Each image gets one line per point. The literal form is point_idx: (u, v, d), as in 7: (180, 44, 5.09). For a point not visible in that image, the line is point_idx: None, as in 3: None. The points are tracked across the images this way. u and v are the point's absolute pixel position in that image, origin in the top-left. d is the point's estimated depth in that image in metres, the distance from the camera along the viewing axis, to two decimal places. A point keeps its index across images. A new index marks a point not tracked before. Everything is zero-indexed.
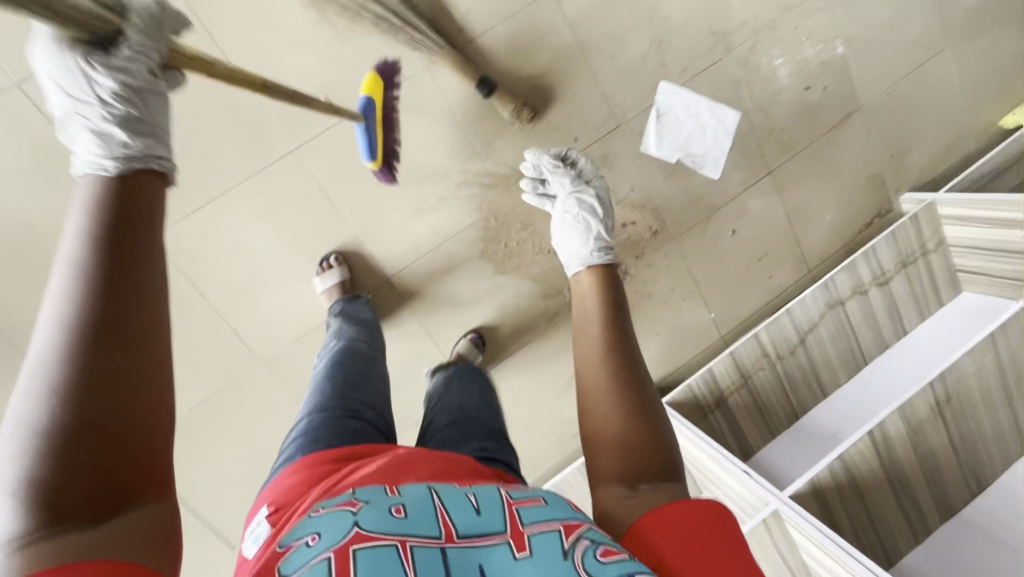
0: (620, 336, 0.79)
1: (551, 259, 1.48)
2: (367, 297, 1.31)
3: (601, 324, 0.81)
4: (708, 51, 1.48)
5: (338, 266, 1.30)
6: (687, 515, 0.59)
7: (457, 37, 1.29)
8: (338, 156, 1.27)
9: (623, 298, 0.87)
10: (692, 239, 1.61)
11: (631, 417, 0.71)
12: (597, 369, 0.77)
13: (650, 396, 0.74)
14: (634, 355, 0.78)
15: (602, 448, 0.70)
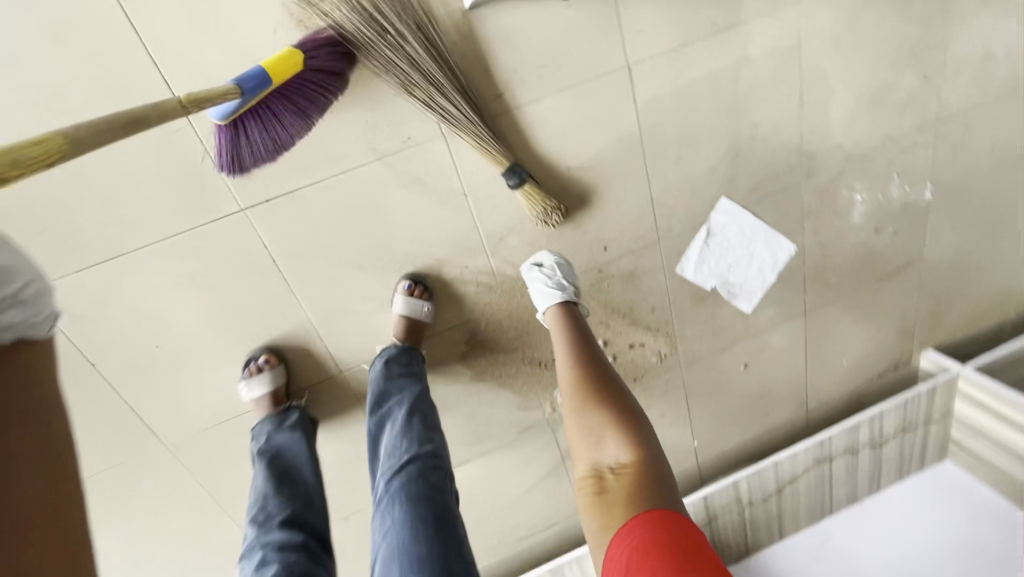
0: (591, 363, 0.97)
1: (539, 372, 1.25)
2: (298, 410, 1.06)
3: (570, 354, 1.00)
4: (787, 173, 1.21)
5: (268, 371, 1.03)
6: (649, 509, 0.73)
7: (491, 105, 0.97)
8: (301, 226, 0.96)
9: (593, 343, 1.03)
10: (700, 368, 1.40)
11: (601, 422, 0.88)
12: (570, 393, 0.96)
13: (623, 410, 0.89)
14: (605, 372, 0.96)
15: (580, 442, 0.89)
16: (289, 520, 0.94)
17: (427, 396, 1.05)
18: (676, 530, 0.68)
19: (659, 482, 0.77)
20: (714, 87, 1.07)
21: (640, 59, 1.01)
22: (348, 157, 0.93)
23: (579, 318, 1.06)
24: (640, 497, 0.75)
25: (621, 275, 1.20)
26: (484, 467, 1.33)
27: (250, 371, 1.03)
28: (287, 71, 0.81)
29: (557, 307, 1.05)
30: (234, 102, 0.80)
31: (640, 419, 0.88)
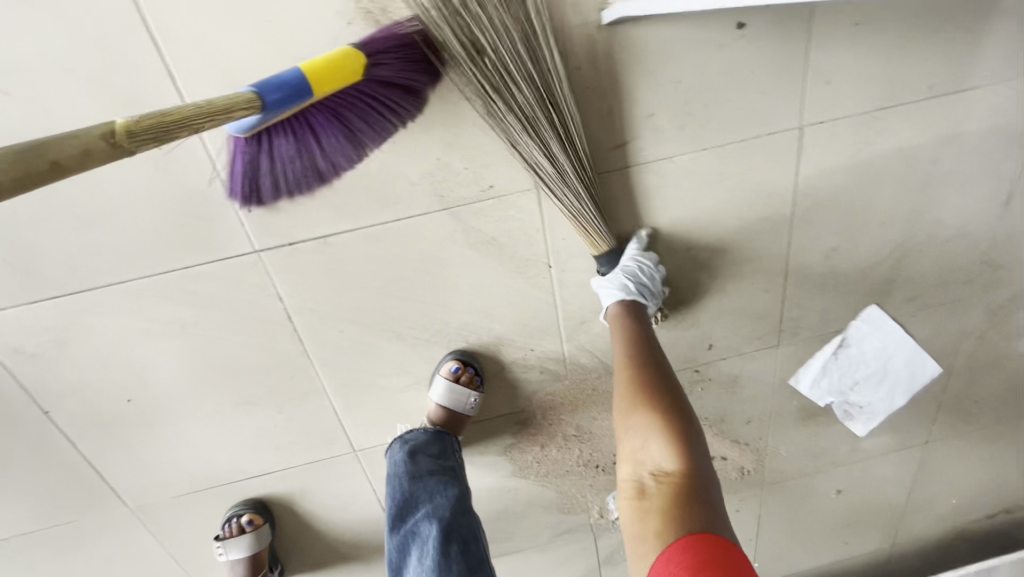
0: (643, 347, 0.68)
1: (593, 475, 1.01)
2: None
3: (621, 339, 0.70)
4: (960, 283, 0.92)
5: (248, 534, 0.87)
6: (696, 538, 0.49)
7: (608, 158, 0.70)
8: (330, 279, 0.72)
9: (650, 333, 0.71)
10: (786, 487, 1.14)
11: (649, 426, 0.60)
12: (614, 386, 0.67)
13: (674, 407, 0.61)
14: (660, 358, 0.67)
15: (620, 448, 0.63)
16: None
17: (465, 506, 0.86)
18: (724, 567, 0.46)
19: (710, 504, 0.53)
20: (904, 168, 0.79)
21: (820, 120, 0.73)
22: (405, 201, 0.68)
23: (644, 318, 0.72)
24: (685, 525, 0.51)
25: (720, 379, 0.94)
26: (505, 564, 1.11)
27: (228, 529, 0.88)
28: (339, 83, 0.54)
29: (618, 306, 0.72)
30: (253, 117, 0.52)
31: (695, 424, 0.61)
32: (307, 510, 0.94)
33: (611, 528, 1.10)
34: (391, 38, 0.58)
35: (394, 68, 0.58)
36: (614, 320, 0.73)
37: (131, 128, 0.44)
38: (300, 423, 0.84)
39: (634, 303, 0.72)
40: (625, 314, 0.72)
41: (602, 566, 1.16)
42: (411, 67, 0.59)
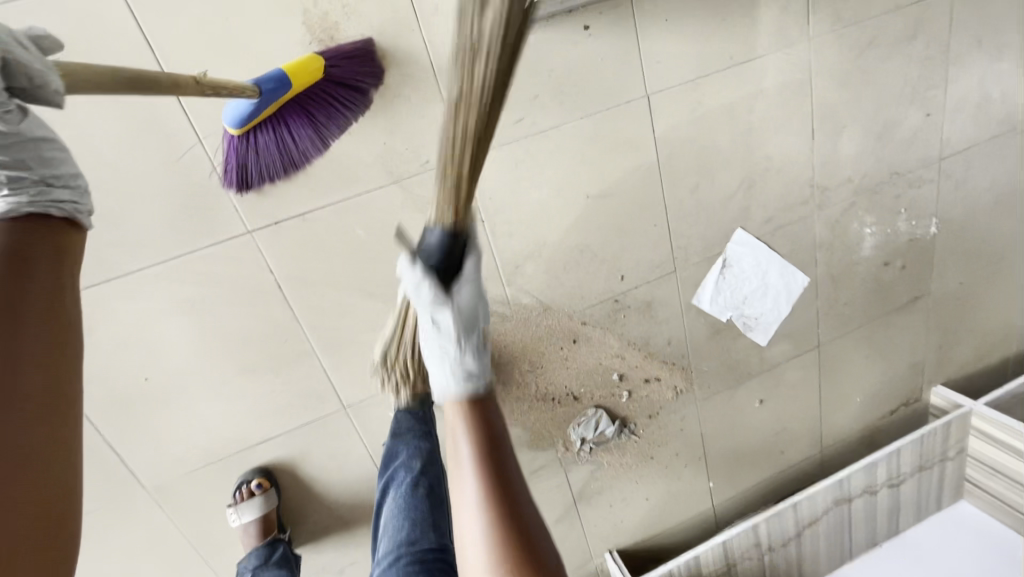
0: (501, 475, 0.60)
1: (551, 409, 1.19)
2: (284, 544, 1.05)
3: (475, 463, 0.60)
4: (800, 204, 1.21)
5: (258, 497, 0.99)
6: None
7: (511, 131, 0.95)
8: (311, 249, 0.91)
9: (498, 429, 0.64)
10: (717, 403, 1.35)
11: (503, 567, 0.56)
12: (478, 538, 0.58)
13: (553, 562, 0.58)
14: (513, 468, 0.61)
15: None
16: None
17: (435, 459, 1.00)
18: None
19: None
20: (730, 119, 1.08)
21: (660, 88, 1.00)
22: (364, 179, 0.90)
23: (488, 402, 0.66)
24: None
25: (637, 306, 1.16)
26: None
27: (240, 495, 1.00)
28: (309, 79, 0.78)
29: (462, 404, 0.65)
30: (250, 104, 0.76)
31: (552, 560, 0.58)
32: (308, 474, 1.07)
33: (577, 460, 1.27)
34: (346, 50, 0.80)
35: (347, 70, 0.81)
36: (454, 406, 0.65)
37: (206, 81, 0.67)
38: (297, 385, 0.99)
39: (474, 393, 0.66)
40: (470, 407, 0.65)
41: (577, 501, 1.32)
42: (359, 70, 0.82)
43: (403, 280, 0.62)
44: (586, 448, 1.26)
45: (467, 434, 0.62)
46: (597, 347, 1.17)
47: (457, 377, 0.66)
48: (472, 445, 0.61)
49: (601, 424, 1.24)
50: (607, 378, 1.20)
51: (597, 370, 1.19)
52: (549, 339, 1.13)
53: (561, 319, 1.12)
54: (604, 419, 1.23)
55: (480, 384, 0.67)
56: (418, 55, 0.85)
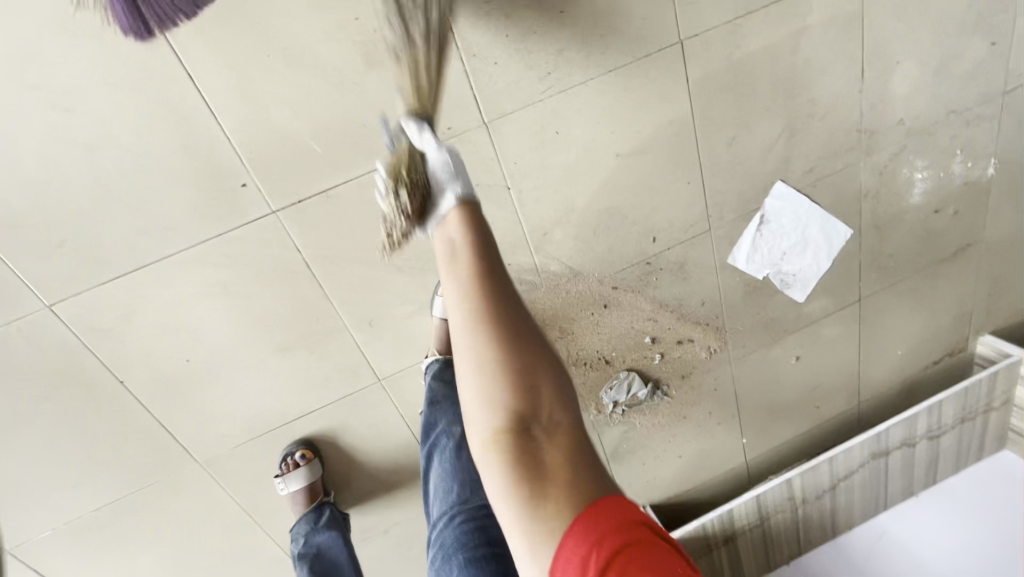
0: (492, 275, 0.61)
1: (584, 373, 1.19)
2: (331, 505, 1.09)
3: (457, 245, 0.64)
4: (845, 152, 1.13)
5: (304, 467, 1.04)
6: (596, 502, 0.52)
7: (536, 88, 0.89)
8: (337, 226, 0.90)
9: (486, 231, 0.66)
10: (752, 362, 1.33)
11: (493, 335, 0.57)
12: (454, 283, 0.61)
13: (555, 355, 0.59)
14: (499, 263, 0.62)
15: (481, 417, 0.57)
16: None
17: None
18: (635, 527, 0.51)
19: (597, 465, 0.55)
20: (772, 62, 0.99)
21: (694, 33, 0.92)
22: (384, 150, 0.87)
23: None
24: (580, 483, 0.53)
25: (670, 267, 1.13)
26: None
27: (286, 466, 1.04)
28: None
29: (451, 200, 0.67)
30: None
31: (542, 338, 0.60)
32: (348, 444, 1.10)
33: (609, 422, 1.27)
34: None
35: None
36: (446, 209, 0.67)
37: None
38: (332, 361, 1.01)
39: (465, 196, 0.68)
40: (467, 211, 0.67)
41: (610, 460, 1.34)
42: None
43: (410, 133, 0.74)
44: (619, 411, 1.26)
45: (446, 347, 1.02)
46: (627, 311, 1.15)
47: (445, 185, 0.68)
48: (450, 356, 1.00)
49: (634, 387, 1.23)
50: (640, 341, 1.19)
51: (629, 334, 1.17)
52: (580, 305, 1.11)
53: (591, 285, 1.09)
54: (637, 382, 1.23)
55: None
56: None
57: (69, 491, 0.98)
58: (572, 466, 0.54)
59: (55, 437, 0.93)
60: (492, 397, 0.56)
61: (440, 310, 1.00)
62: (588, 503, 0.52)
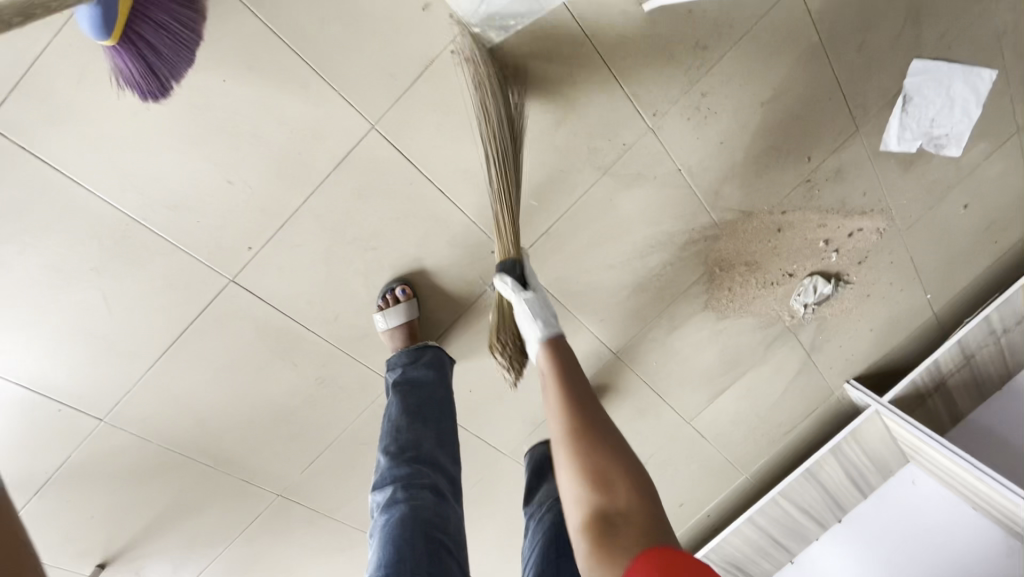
0: (572, 398, 0.86)
1: (773, 291, 1.35)
2: (434, 348, 1.06)
3: (553, 400, 0.87)
4: (976, 3, 1.14)
5: (404, 301, 1.03)
6: (644, 552, 0.60)
7: (685, 81, 1.02)
8: (560, 251, 1.12)
9: (574, 361, 0.93)
10: (921, 225, 1.41)
11: (568, 437, 0.81)
12: (549, 407, 0.87)
13: (635, 473, 0.74)
14: (600, 413, 0.84)
15: (571, 487, 0.77)
16: (422, 455, 0.94)
17: None
18: (672, 559, 0.57)
19: (665, 532, 0.67)
20: None
21: None
22: (581, 182, 1.06)
23: (566, 349, 0.96)
24: (643, 545, 0.62)
25: (829, 176, 1.24)
26: (747, 383, 1.48)
27: (385, 302, 1.03)
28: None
29: (544, 346, 0.96)
30: (95, 13, 0.65)
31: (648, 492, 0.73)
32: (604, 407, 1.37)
33: (803, 322, 1.43)
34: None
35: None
36: (542, 348, 0.96)
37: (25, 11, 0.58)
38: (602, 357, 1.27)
39: (555, 336, 0.97)
40: (551, 348, 0.95)
41: (811, 353, 1.51)
42: None
43: (501, 289, 1.00)
44: (810, 310, 1.42)
45: (552, 364, 0.92)
46: (799, 226, 1.28)
47: (539, 332, 0.97)
48: (552, 376, 0.91)
49: (819, 286, 1.37)
50: (816, 247, 1.32)
51: (805, 245, 1.31)
52: (758, 237, 1.26)
53: (764, 217, 1.24)
54: (821, 282, 1.37)
55: (557, 336, 0.98)
56: (595, 62, 0.96)
57: None
58: (642, 525, 0.67)
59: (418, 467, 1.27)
60: (579, 468, 0.77)
61: (542, 330, 0.97)
62: (638, 552, 0.61)
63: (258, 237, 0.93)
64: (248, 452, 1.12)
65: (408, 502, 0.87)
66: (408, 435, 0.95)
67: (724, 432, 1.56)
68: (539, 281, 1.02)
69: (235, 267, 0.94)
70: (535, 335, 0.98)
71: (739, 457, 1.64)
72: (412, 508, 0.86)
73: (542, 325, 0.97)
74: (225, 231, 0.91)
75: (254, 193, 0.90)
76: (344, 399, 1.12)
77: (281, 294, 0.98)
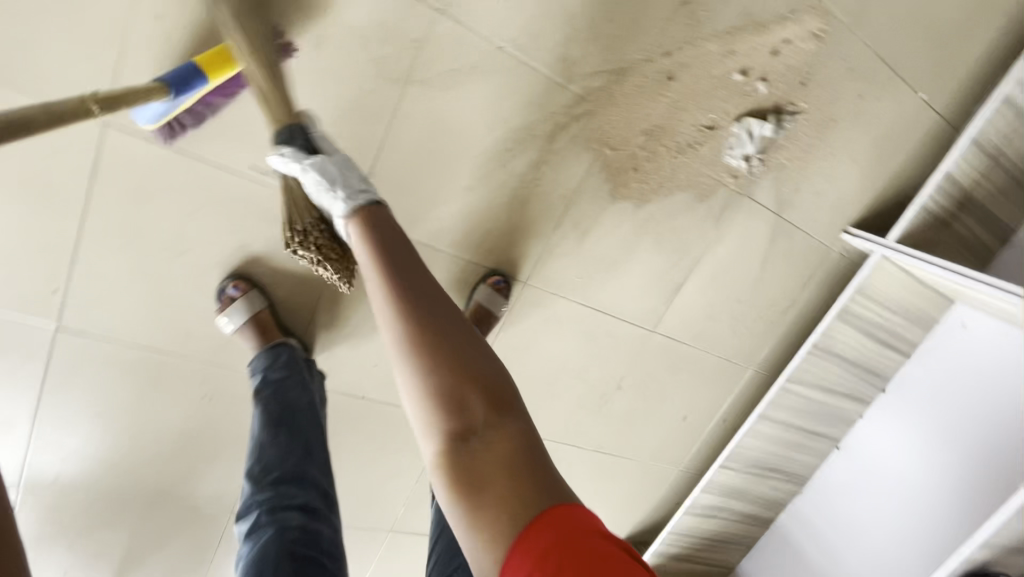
0: (403, 288, 0.69)
1: (696, 154, 1.10)
2: (288, 347, 0.98)
3: (379, 276, 0.70)
4: None
5: (242, 298, 0.94)
6: (533, 503, 0.53)
7: None
8: (402, 189, 0.97)
9: (395, 233, 0.74)
10: (877, 8, 1.08)
11: (410, 351, 0.66)
12: (382, 301, 0.69)
13: (487, 374, 0.64)
14: (442, 296, 0.70)
15: (420, 407, 0.64)
16: (288, 471, 0.86)
17: None
18: (575, 531, 0.49)
19: (537, 462, 0.58)
20: None
21: None
22: (386, 102, 0.90)
23: (381, 216, 0.76)
24: (520, 492, 0.54)
25: None
26: (709, 268, 1.26)
27: (224, 303, 0.94)
28: (225, 71, 0.76)
29: (351, 221, 0.75)
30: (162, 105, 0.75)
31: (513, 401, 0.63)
32: (541, 341, 1.22)
33: (753, 179, 1.18)
34: (268, 39, 0.79)
35: (269, 53, 0.79)
36: (350, 223, 0.75)
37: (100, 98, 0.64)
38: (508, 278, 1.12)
39: (364, 206, 0.75)
40: (361, 220, 0.74)
41: (781, 211, 1.24)
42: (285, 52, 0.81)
43: (280, 166, 0.76)
44: (756, 162, 1.15)
45: (364, 246, 0.72)
46: (697, 65, 1.02)
47: (341, 205, 0.75)
48: (372, 260, 0.71)
49: (756, 130, 1.11)
50: (731, 84, 1.06)
51: (715, 86, 1.05)
52: (647, 95, 1.02)
53: (644, 69, 0.99)
54: (756, 123, 1.10)
55: (373, 202, 0.76)
56: None
57: (395, 482, 1.28)
58: (508, 458, 0.58)
59: (360, 453, 1.22)
60: (431, 391, 0.63)
61: (344, 203, 0.74)
62: (530, 519, 0.52)
63: (58, 278, 0.87)
64: (178, 481, 1.11)
65: (273, 526, 0.81)
66: (271, 451, 0.88)
67: (706, 329, 1.35)
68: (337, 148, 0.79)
69: (54, 313, 0.90)
70: (335, 207, 0.75)
71: (737, 351, 1.43)
72: (280, 531, 0.80)
73: (344, 197, 0.75)
74: (22, 281, 0.86)
75: (27, 233, 0.83)
76: (243, 408, 1.08)
77: (116, 325, 0.93)
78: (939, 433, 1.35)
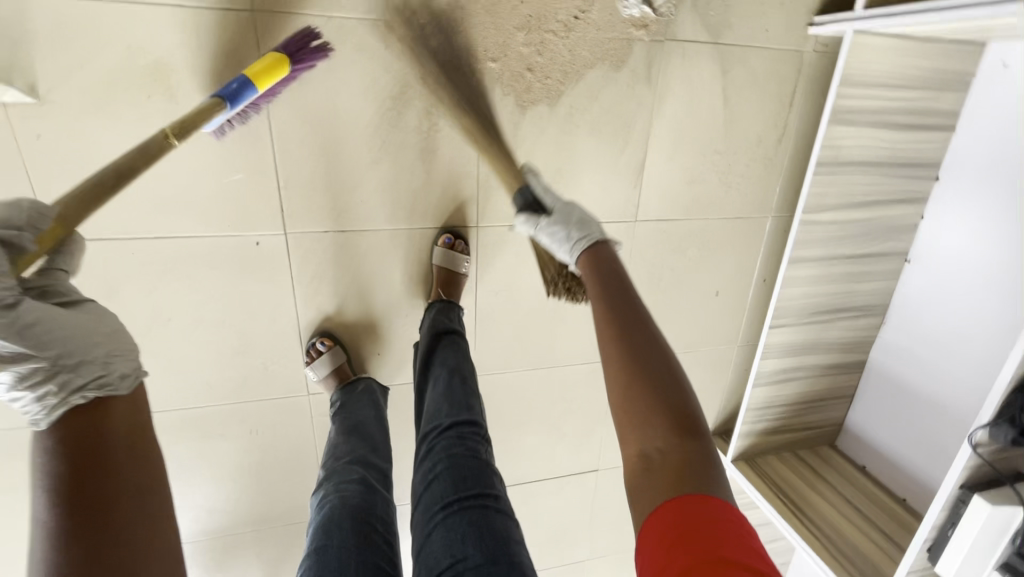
0: (629, 315, 0.76)
1: (588, 22, 1.01)
2: (363, 383, 1.13)
3: (604, 303, 0.79)
4: None
5: (327, 352, 1.10)
6: (696, 497, 0.61)
7: None
8: (315, 191, 1.01)
9: (619, 271, 0.84)
10: None
11: (619, 370, 0.73)
12: (604, 322, 0.77)
13: (679, 406, 0.68)
14: (640, 317, 0.77)
15: (620, 421, 0.71)
16: (356, 458, 0.93)
17: (463, 371, 1.05)
18: (715, 524, 0.58)
19: (705, 472, 0.64)
20: None
21: None
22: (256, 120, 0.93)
23: (608, 258, 0.87)
24: (677, 499, 0.61)
25: None
26: (667, 132, 1.15)
27: (309, 356, 1.11)
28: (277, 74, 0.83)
29: (584, 256, 0.87)
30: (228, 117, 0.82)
31: (700, 433, 0.68)
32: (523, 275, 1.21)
33: (667, 17, 1.05)
34: (300, 40, 0.86)
35: (303, 53, 0.86)
36: (580, 263, 0.88)
37: (174, 129, 0.74)
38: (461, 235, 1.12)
39: (593, 246, 0.88)
40: (590, 261, 0.87)
41: (719, 37, 1.10)
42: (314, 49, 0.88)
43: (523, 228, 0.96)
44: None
45: (591, 280, 0.83)
46: None
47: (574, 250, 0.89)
48: (595, 291, 0.82)
49: None
50: None
51: None
52: None
53: None
54: None
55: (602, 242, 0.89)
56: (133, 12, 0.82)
57: None
58: (682, 474, 0.64)
59: (408, 433, 1.31)
60: (638, 407, 0.69)
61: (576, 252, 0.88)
62: (676, 497, 0.62)
63: None
64: (271, 506, 1.27)
65: (337, 495, 0.84)
66: (345, 447, 0.96)
67: (696, 195, 1.24)
68: (555, 197, 0.96)
69: None
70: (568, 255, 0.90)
71: (747, 204, 1.29)
72: (341, 497, 0.83)
73: (567, 248, 0.89)
74: None
75: None
76: (289, 430, 1.20)
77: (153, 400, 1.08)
78: (999, 235, 1.12)
